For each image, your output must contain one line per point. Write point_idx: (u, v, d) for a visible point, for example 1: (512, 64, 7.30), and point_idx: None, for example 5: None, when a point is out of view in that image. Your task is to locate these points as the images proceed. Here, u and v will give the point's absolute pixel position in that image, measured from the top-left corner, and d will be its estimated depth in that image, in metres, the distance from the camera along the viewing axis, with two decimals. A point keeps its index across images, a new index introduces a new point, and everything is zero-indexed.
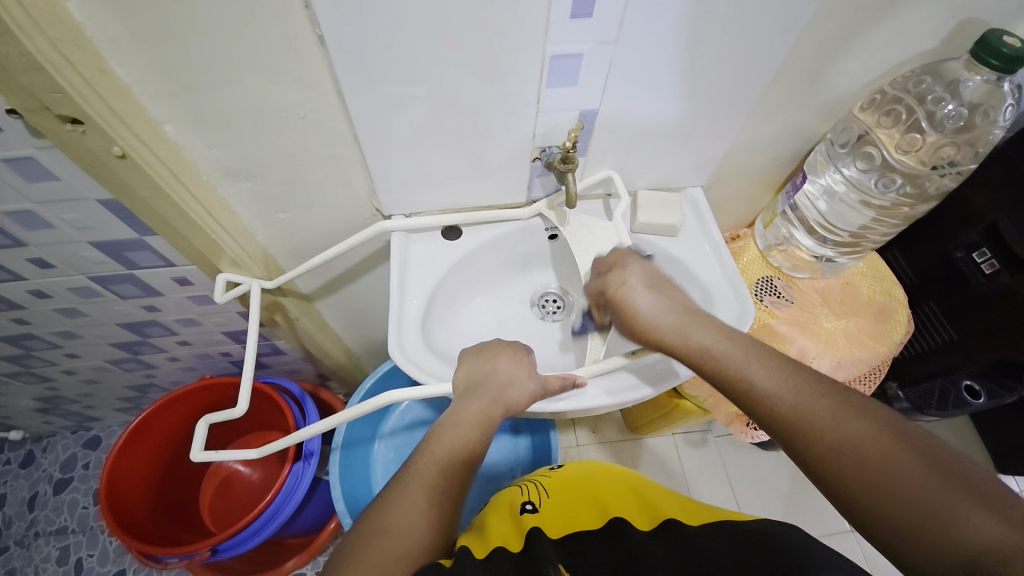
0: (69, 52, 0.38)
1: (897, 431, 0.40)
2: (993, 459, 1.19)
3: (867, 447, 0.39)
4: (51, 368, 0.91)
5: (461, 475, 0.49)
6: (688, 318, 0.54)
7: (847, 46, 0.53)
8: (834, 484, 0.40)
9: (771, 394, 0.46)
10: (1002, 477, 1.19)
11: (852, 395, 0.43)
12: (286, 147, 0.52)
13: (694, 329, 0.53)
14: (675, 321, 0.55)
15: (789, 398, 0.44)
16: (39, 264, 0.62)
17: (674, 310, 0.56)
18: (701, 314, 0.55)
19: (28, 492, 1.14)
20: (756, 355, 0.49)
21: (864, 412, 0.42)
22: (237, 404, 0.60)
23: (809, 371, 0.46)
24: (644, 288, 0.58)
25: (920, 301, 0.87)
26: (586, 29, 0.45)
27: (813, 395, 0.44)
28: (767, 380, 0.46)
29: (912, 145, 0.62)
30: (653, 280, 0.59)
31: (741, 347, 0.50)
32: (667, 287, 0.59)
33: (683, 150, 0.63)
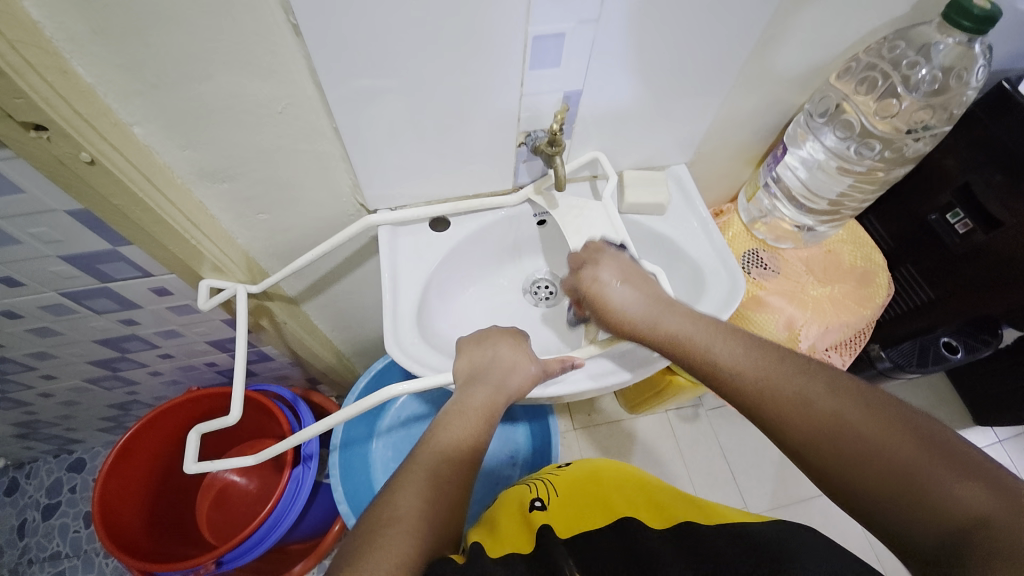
0: (27, 53, 0.35)
1: (870, 405, 0.41)
2: (968, 411, 1.25)
3: (844, 420, 0.40)
4: (26, 391, 0.87)
5: (468, 465, 0.49)
6: (660, 306, 0.54)
7: (823, 15, 0.54)
8: (813, 459, 0.41)
9: (745, 377, 0.46)
10: (977, 427, 1.25)
11: (826, 371, 0.44)
12: (264, 144, 0.50)
13: (664, 317, 0.53)
14: (647, 312, 0.54)
15: (762, 377, 0.46)
16: (6, 283, 0.59)
17: (648, 298, 0.55)
18: (672, 303, 0.54)
19: (14, 520, 1.10)
20: (729, 341, 0.49)
21: (835, 386, 0.43)
22: (232, 413, 0.59)
23: (781, 352, 0.47)
24: (620, 283, 0.56)
25: (897, 265, 0.90)
26: (569, 7, 0.44)
27: (786, 372, 0.45)
28: (742, 363, 0.47)
29: (887, 111, 0.64)
30: (628, 273, 0.57)
31: (713, 332, 0.51)
32: (642, 278, 0.57)
33: (666, 127, 0.63)
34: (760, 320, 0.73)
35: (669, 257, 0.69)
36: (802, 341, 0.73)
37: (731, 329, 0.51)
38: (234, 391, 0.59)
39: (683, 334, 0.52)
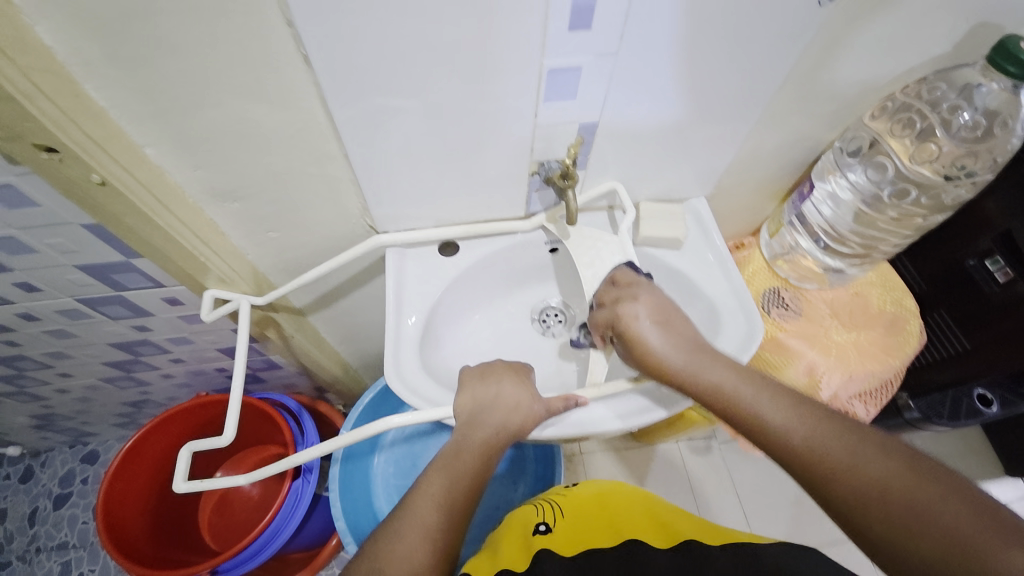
0: (42, 79, 0.36)
1: (917, 468, 0.38)
2: (1003, 463, 1.18)
3: (891, 484, 0.37)
4: (44, 386, 0.89)
5: (463, 512, 0.47)
6: (698, 353, 0.51)
7: (855, 54, 0.51)
8: (860, 525, 0.38)
9: (784, 428, 0.44)
10: (1013, 481, 1.17)
11: (865, 429, 0.42)
12: (274, 166, 0.50)
13: (704, 365, 0.50)
14: (687, 359, 0.50)
15: (808, 436, 0.42)
16: (25, 288, 0.61)
17: (684, 347, 0.52)
18: (713, 351, 0.51)
19: (27, 507, 1.13)
20: (769, 391, 0.47)
21: (884, 450, 0.40)
22: (225, 432, 0.58)
23: (820, 406, 0.45)
24: (649, 319, 0.53)
25: (931, 309, 0.85)
26: (586, 42, 0.43)
27: (834, 432, 0.42)
28: (783, 415, 0.44)
29: (926, 156, 0.61)
30: (662, 314, 0.54)
31: (754, 382, 0.47)
32: (675, 317, 0.54)
33: (686, 160, 0.61)
34: (778, 362, 0.70)
35: (683, 294, 0.67)
36: (822, 390, 0.69)
37: (772, 380, 0.48)
38: (230, 408, 0.59)
39: (719, 386, 0.48)
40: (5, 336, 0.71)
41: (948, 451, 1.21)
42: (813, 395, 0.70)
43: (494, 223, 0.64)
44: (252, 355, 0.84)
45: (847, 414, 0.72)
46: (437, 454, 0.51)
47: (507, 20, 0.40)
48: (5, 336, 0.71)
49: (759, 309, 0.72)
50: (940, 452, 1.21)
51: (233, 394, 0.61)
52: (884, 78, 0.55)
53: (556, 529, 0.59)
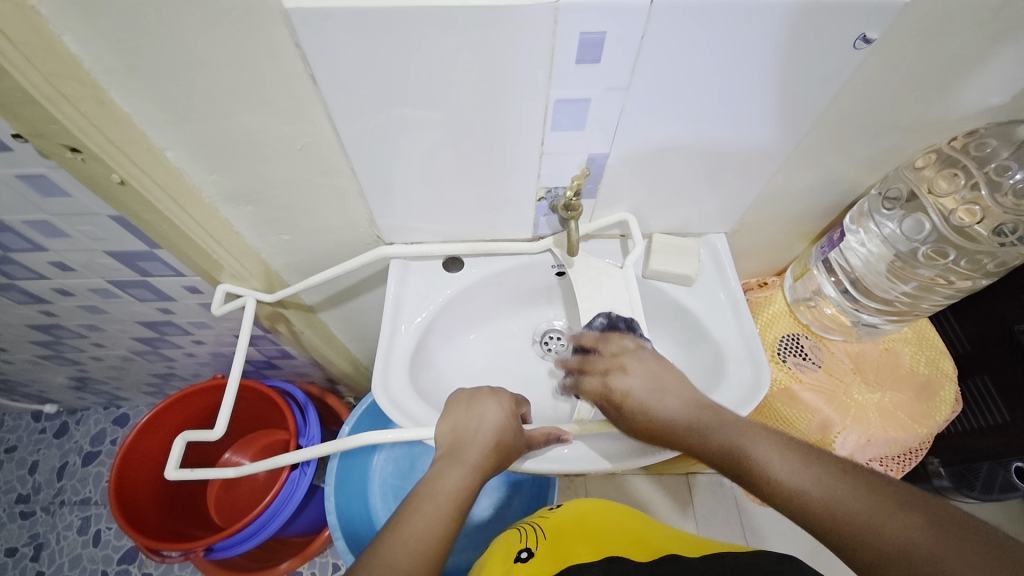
0: (62, 85, 0.38)
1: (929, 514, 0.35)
2: None
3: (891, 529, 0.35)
4: (80, 353, 0.96)
5: (434, 560, 0.43)
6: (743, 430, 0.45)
7: (895, 99, 0.47)
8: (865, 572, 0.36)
9: (795, 487, 0.40)
10: None
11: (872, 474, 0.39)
12: (286, 175, 0.51)
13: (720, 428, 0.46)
14: (687, 420, 0.49)
15: (814, 489, 0.39)
16: (60, 266, 0.65)
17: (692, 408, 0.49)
18: (714, 407, 0.49)
19: (59, 461, 1.22)
20: (775, 443, 0.43)
21: (895, 498, 0.37)
22: (214, 429, 0.63)
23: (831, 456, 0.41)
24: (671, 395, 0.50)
25: (970, 374, 0.78)
26: (594, 75, 0.41)
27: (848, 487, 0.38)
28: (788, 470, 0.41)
29: (965, 219, 0.57)
30: (655, 377, 0.52)
31: (760, 441, 0.44)
32: (671, 379, 0.52)
33: (705, 195, 0.58)
34: (790, 415, 0.66)
35: (691, 334, 0.64)
36: (837, 448, 0.65)
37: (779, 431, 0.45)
38: (224, 404, 0.63)
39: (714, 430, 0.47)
40: (45, 306, 0.77)
41: (984, 518, 1.12)
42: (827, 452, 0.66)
43: (501, 242, 0.63)
44: (266, 346, 0.87)
45: None
46: (408, 495, 0.48)
47: (512, 52, 0.39)
48: (45, 307, 0.77)
49: (773, 356, 0.68)
50: None
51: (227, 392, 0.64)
52: (930, 125, 0.51)
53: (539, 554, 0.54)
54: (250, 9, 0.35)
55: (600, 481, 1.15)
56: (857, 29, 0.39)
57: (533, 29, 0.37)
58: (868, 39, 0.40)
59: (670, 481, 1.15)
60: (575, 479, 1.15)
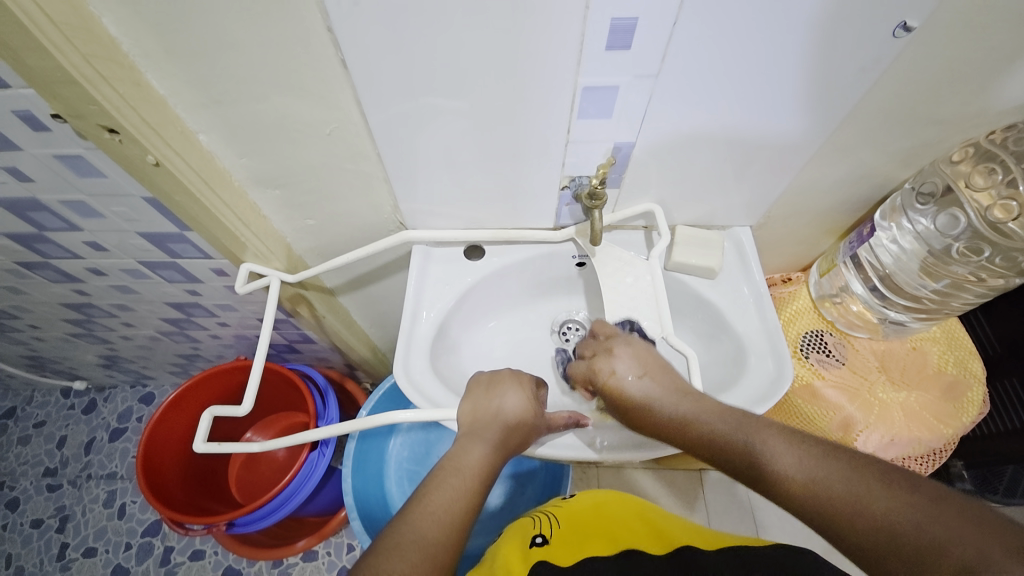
0: (101, 67, 0.40)
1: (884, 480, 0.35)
2: None
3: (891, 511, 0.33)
4: (110, 332, 0.99)
5: (461, 532, 0.44)
6: (689, 401, 0.50)
7: (934, 89, 0.46)
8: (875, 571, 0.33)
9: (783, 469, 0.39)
10: None
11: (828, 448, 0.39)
12: (313, 161, 0.52)
13: (695, 412, 0.48)
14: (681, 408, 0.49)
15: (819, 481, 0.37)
16: (94, 246, 0.67)
17: (667, 390, 0.51)
18: (696, 393, 0.50)
19: (87, 436, 1.27)
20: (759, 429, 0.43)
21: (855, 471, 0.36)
22: (240, 404, 0.65)
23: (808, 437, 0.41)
24: (629, 366, 0.54)
25: (1000, 376, 0.76)
26: (624, 62, 0.41)
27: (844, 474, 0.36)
28: (799, 465, 0.39)
29: (1002, 215, 0.54)
30: (646, 366, 0.54)
31: (742, 424, 0.45)
32: (660, 369, 0.54)
33: (732, 187, 0.57)
34: (811, 413, 0.65)
35: (713, 327, 0.64)
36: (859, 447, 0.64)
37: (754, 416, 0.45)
38: (249, 381, 0.65)
39: (720, 434, 0.45)
40: (79, 285, 0.80)
41: None
42: None
43: (524, 231, 0.63)
44: (288, 329, 0.88)
45: None
46: (431, 472, 0.49)
47: (541, 36, 0.39)
48: (79, 285, 0.79)
49: (795, 352, 0.67)
50: None
51: (252, 370, 0.66)
52: (970, 118, 0.49)
53: (555, 541, 0.55)
54: None
55: (614, 474, 1.15)
56: (897, 17, 0.38)
57: (563, 14, 0.37)
58: (909, 28, 0.39)
59: (683, 477, 1.15)
60: (588, 471, 1.16)
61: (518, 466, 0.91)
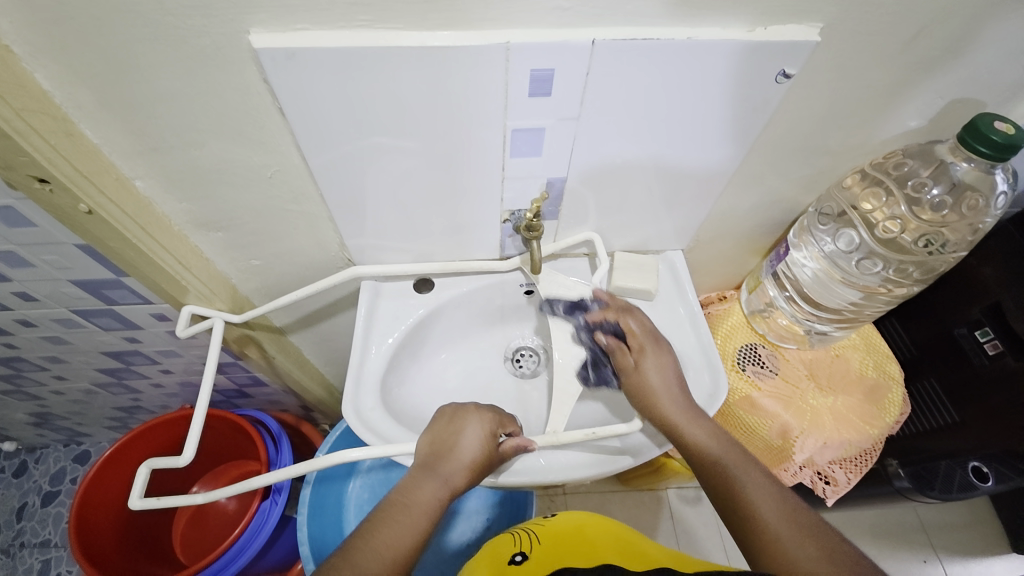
0: (33, 119, 0.39)
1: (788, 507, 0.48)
2: (990, 540, 1.15)
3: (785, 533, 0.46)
4: (40, 387, 0.93)
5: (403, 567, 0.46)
6: (687, 413, 0.54)
7: (822, 126, 0.52)
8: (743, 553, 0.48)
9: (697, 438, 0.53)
10: (1005, 561, 1.13)
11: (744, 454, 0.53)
12: (255, 203, 0.53)
13: (672, 404, 0.55)
14: (679, 408, 0.55)
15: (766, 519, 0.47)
16: (22, 297, 0.64)
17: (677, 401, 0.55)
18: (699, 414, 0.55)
19: (17, 501, 1.16)
20: (693, 412, 0.55)
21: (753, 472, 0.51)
22: (182, 454, 0.62)
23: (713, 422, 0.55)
24: (656, 365, 0.57)
25: (919, 377, 0.84)
26: (546, 106, 0.45)
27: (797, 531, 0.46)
28: (773, 516, 0.47)
29: (890, 231, 0.61)
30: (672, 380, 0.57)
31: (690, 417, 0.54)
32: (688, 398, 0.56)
33: (661, 215, 0.62)
34: (752, 422, 0.69)
35: None
36: (796, 453, 0.67)
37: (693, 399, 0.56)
38: (190, 428, 0.62)
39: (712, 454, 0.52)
40: (5, 339, 0.75)
41: (953, 521, 1.18)
42: (786, 457, 0.68)
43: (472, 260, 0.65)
44: (236, 373, 0.86)
45: (825, 479, 0.71)
46: (382, 504, 0.50)
47: (470, 82, 0.42)
48: (5, 339, 0.75)
49: (733, 364, 0.71)
50: (944, 523, 1.17)
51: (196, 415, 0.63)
52: (856, 148, 0.56)
53: (532, 559, 0.56)
54: (219, 48, 0.38)
55: (581, 498, 1.15)
56: (778, 66, 0.44)
57: (488, 66, 0.41)
58: (788, 75, 0.45)
59: (649, 496, 1.16)
60: (557, 498, 1.15)
61: (486, 498, 0.90)
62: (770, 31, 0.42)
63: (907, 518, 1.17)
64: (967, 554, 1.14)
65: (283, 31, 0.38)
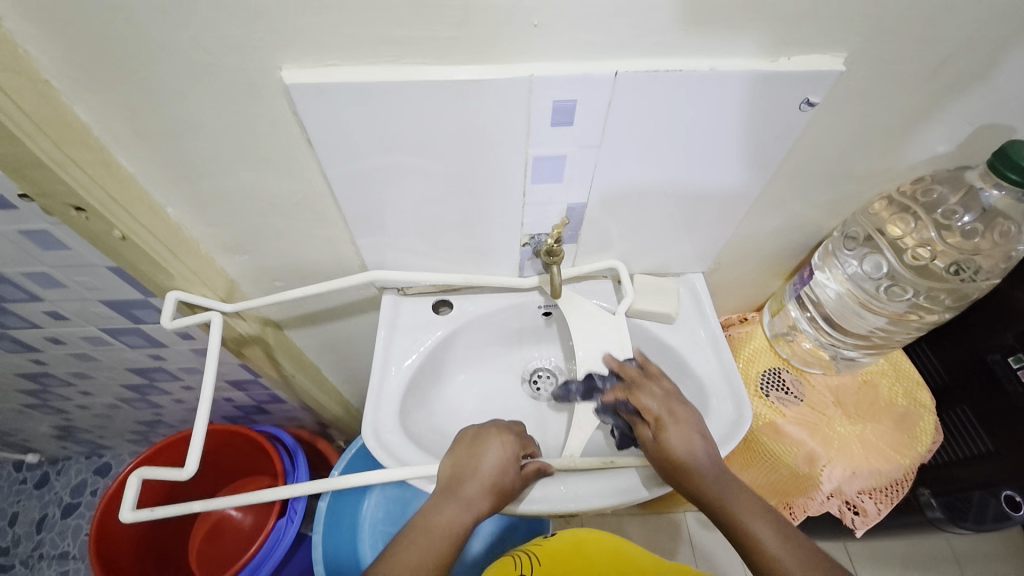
0: (72, 151, 0.41)
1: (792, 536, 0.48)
2: None
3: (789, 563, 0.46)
4: (66, 400, 0.95)
5: None
6: (682, 431, 0.53)
7: (847, 151, 0.52)
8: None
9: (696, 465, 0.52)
10: None
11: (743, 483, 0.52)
12: (279, 227, 0.54)
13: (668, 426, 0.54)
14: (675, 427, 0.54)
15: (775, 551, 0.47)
16: (54, 315, 0.66)
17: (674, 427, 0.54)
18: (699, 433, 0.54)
19: (38, 513, 1.18)
20: (690, 434, 0.53)
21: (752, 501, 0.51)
22: (185, 468, 0.57)
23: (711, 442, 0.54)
24: (681, 431, 0.53)
25: (954, 404, 0.80)
26: (567, 135, 0.45)
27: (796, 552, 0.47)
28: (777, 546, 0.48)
29: (920, 257, 0.60)
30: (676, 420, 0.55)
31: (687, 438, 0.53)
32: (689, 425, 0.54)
33: (681, 238, 0.62)
34: (777, 449, 0.67)
35: (675, 371, 0.66)
36: (824, 482, 0.65)
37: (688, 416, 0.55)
38: (190, 445, 0.57)
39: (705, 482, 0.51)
40: (36, 355, 0.77)
41: (988, 550, 1.12)
42: (813, 486, 0.66)
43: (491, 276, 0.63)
44: (255, 390, 0.87)
45: (853, 509, 0.69)
46: (405, 526, 0.51)
47: (492, 113, 0.42)
48: (36, 355, 0.77)
49: (756, 389, 0.70)
50: (978, 552, 1.12)
51: (195, 432, 0.57)
52: (882, 172, 0.55)
53: None
54: (251, 84, 0.39)
55: (597, 520, 1.13)
56: (801, 94, 0.44)
57: (511, 97, 0.41)
58: (811, 102, 0.44)
59: (667, 520, 1.13)
60: (572, 520, 1.13)
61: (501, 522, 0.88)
62: (794, 60, 0.42)
63: (939, 549, 1.12)
64: None
65: (312, 67, 0.39)
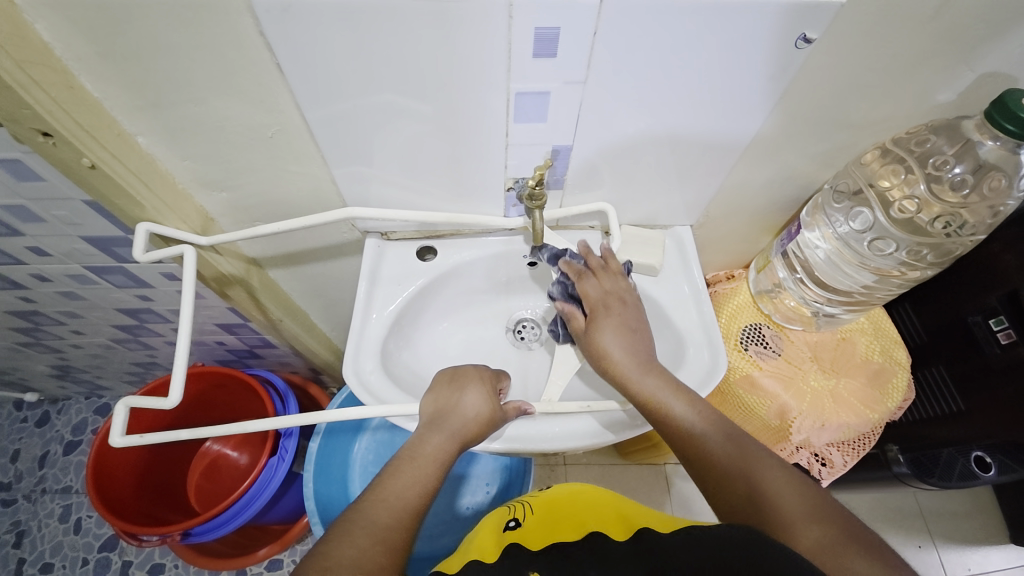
0: (33, 71, 0.39)
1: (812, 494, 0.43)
2: (988, 530, 1.15)
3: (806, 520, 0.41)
4: (60, 340, 0.96)
5: (412, 517, 0.47)
6: (640, 361, 0.54)
7: (846, 96, 0.49)
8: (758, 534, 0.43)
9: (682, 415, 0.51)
10: (1003, 551, 1.13)
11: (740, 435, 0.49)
12: (257, 163, 0.52)
13: (647, 372, 0.53)
14: (642, 376, 0.53)
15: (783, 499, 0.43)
16: (37, 252, 0.66)
17: (637, 360, 0.54)
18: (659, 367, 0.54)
19: (40, 449, 1.22)
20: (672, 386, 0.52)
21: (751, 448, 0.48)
22: (169, 398, 0.58)
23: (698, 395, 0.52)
24: (616, 332, 0.56)
25: (928, 365, 0.83)
26: (550, 69, 0.43)
27: (811, 514, 0.41)
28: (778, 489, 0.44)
29: (907, 211, 0.59)
30: (626, 326, 0.57)
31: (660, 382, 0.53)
32: (638, 333, 0.57)
33: (670, 189, 0.61)
34: (750, 401, 0.69)
35: (656, 323, 0.66)
36: (793, 433, 0.67)
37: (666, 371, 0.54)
38: (171, 378, 0.58)
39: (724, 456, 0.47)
40: (23, 292, 0.78)
41: (954, 509, 1.17)
42: (784, 437, 0.68)
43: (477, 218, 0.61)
44: (246, 335, 0.88)
45: (822, 461, 0.70)
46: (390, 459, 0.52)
47: (467, 41, 0.40)
48: (23, 292, 0.77)
49: (736, 343, 0.71)
50: (944, 510, 1.17)
51: (177, 366, 0.58)
52: (879, 122, 0.53)
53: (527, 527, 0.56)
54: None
55: (580, 469, 1.17)
56: (797, 29, 0.41)
57: (486, 23, 0.39)
58: (809, 39, 0.42)
59: (648, 471, 1.18)
60: (556, 468, 1.18)
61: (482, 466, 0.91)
62: None
63: (907, 504, 1.17)
64: (965, 541, 1.14)
65: None
